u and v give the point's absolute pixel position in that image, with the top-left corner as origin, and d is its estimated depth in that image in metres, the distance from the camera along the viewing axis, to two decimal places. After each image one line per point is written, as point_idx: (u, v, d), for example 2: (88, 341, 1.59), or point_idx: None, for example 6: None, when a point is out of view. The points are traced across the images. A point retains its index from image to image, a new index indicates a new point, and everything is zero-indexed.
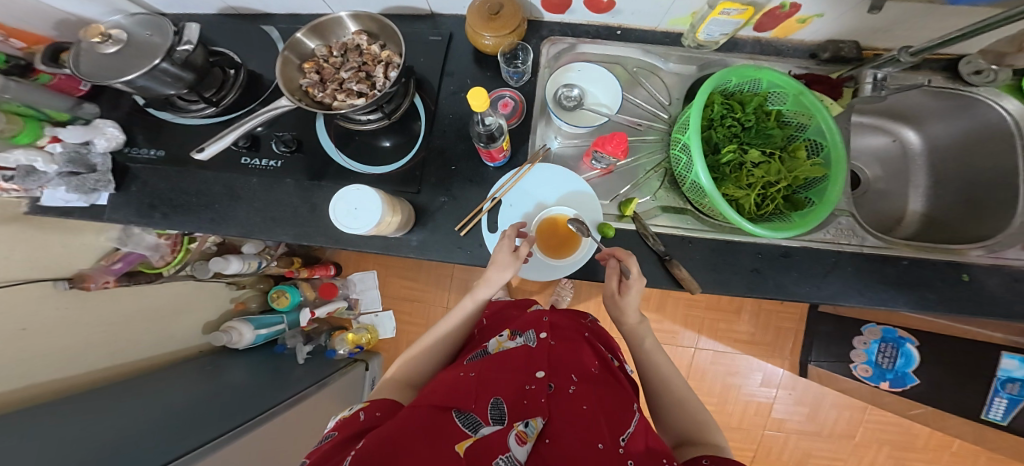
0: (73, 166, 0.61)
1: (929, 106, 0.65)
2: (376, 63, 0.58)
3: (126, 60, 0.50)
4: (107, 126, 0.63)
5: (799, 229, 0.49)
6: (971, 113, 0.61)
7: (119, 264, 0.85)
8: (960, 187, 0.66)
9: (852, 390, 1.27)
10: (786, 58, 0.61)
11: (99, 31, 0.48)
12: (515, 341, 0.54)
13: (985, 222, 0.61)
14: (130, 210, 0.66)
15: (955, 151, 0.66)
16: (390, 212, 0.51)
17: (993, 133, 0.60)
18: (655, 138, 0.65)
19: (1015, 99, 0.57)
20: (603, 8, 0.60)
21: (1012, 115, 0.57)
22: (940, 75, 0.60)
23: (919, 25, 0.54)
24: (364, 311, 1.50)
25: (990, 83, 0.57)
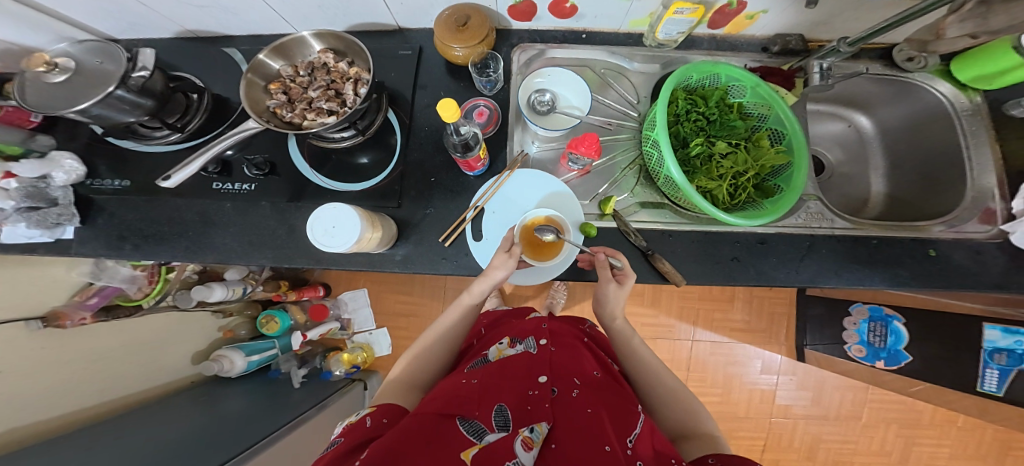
0: (33, 201, 0.60)
1: (874, 93, 0.67)
2: (345, 80, 0.59)
3: (75, 87, 0.51)
4: (65, 159, 0.63)
5: (769, 216, 0.51)
6: (912, 97, 0.64)
7: (95, 299, 0.82)
8: (914, 167, 0.68)
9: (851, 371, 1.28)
10: (742, 53, 0.63)
11: (44, 59, 0.49)
12: (515, 348, 0.52)
13: (941, 198, 0.63)
14: (99, 243, 0.65)
15: (903, 134, 0.69)
16: (371, 229, 0.51)
17: (936, 115, 0.63)
18: (628, 136, 0.66)
19: (947, 83, 0.60)
20: (567, 14, 0.62)
21: (946, 98, 0.61)
22: (878, 64, 0.61)
23: (853, 16, 0.57)
24: (359, 330, 1.47)
25: (923, 69, 0.59)
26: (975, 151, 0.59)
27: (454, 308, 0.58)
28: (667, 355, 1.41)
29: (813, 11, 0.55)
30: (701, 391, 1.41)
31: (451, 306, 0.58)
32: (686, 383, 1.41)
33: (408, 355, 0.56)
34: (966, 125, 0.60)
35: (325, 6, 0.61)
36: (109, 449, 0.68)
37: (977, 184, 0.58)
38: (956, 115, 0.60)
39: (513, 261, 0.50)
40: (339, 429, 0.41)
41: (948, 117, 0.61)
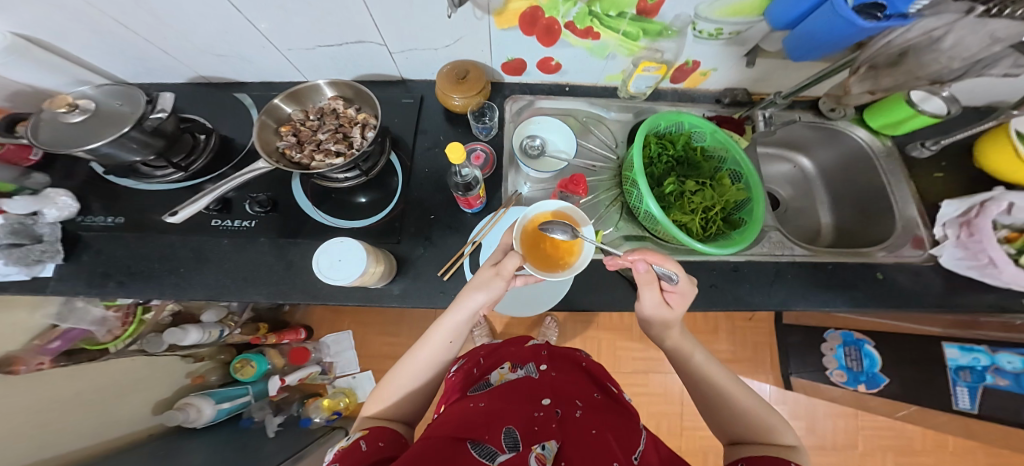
0: (16, 238, 0.59)
1: (808, 137, 0.78)
2: (352, 124, 0.64)
3: (90, 128, 0.52)
4: (60, 196, 0.63)
5: (737, 245, 0.58)
6: (840, 141, 0.75)
7: (57, 343, 0.78)
8: (852, 203, 0.77)
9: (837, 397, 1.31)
10: (699, 104, 0.73)
11: (67, 101, 0.51)
12: (516, 373, 0.55)
13: (876, 228, 0.71)
14: (79, 281, 0.64)
15: (838, 173, 0.79)
16: (375, 263, 0.54)
17: (861, 157, 0.74)
18: (609, 176, 0.73)
19: (863, 129, 0.72)
20: (552, 69, 0.72)
21: (864, 142, 0.72)
22: (809, 113, 0.72)
23: (785, 75, 0.67)
24: (341, 374, 1.40)
25: (844, 117, 0.71)
26: (896, 187, 0.69)
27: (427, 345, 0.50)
28: (660, 389, 1.40)
29: (752, 68, 0.66)
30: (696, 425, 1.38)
31: (425, 341, 0.51)
32: (681, 418, 1.38)
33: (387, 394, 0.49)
34: (884, 164, 0.71)
35: (337, 59, 0.68)
36: None
37: (903, 214, 0.67)
38: (875, 155, 0.71)
39: (499, 280, 0.47)
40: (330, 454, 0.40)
41: (870, 159, 0.72)
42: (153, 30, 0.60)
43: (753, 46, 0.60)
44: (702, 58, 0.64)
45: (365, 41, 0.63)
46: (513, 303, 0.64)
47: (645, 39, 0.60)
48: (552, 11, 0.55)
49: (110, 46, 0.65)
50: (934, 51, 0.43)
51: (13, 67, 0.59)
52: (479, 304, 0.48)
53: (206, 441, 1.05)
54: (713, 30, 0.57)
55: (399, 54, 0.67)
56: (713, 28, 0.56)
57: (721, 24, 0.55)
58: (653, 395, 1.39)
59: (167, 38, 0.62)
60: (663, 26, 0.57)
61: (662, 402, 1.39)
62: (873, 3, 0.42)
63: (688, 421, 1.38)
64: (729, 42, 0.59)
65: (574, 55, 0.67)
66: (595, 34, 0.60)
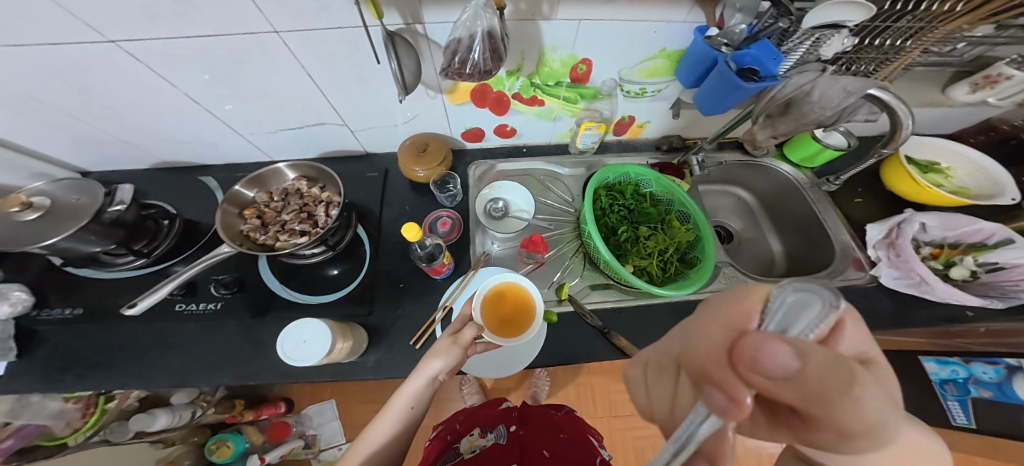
0: None
1: (741, 172, 0.83)
2: (317, 203, 0.67)
3: (46, 225, 0.53)
4: (15, 290, 0.62)
5: (695, 285, 0.63)
6: (768, 175, 0.81)
7: (8, 442, 0.72)
8: (795, 229, 0.80)
9: None
10: (641, 152, 0.79)
11: (21, 200, 0.51)
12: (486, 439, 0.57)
13: (822, 251, 0.74)
14: (34, 377, 0.60)
15: (775, 198, 0.83)
16: (342, 339, 0.55)
17: (791, 188, 0.79)
18: (569, 228, 0.77)
19: (787, 164, 0.78)
20: (508, 134, 0.78)
21: (790, 175, 0.78)
22: (737, 153, 0.79)
23: (706, 122, 0.73)
24: (325, 448, 1.30)
25: (767, 154, 0.78)
26: (825, 213, 0.74)
27: (389, 412, 0.50)
28: None
29: (679, 119, 0.73)
30: None
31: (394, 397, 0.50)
32: None
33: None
34: (811, 193, 0.76)
35: (299, 139, 0.73)
36: None
37: (839, 238, 0.72)
38: (802, 186, 0.77)
39: (457, 347, 0.51)
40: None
41: (797, 189, 0.78)
42: (113, 125, 0.65)
43: (676, 99, 0.68)
44: (636, 113, 0.71)
45: (325, 122, 0.68)
46: (482, 364, 0.63)
47: (583, 102, 0.67)
48: (498, 86, 0.63)
49: (71, 139, 0.68)
50: (808, 103, 0.50)
51: None
52: (438, 369, 0.49)
53: None
54: (638, 89, 0.64)
55: (361, 132, 0.72)
56: (638, 88, 0.64)
57: (643, 84, 0.63)
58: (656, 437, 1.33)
59: (131, 131, 0.67)
60: (594, 90, 0.65)
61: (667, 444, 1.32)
62: (751, 69, 0.51)
63: None
64: (654, 98, 0.67)
65: (525, 121, 0.73)
66: (539, 101, 0.67)
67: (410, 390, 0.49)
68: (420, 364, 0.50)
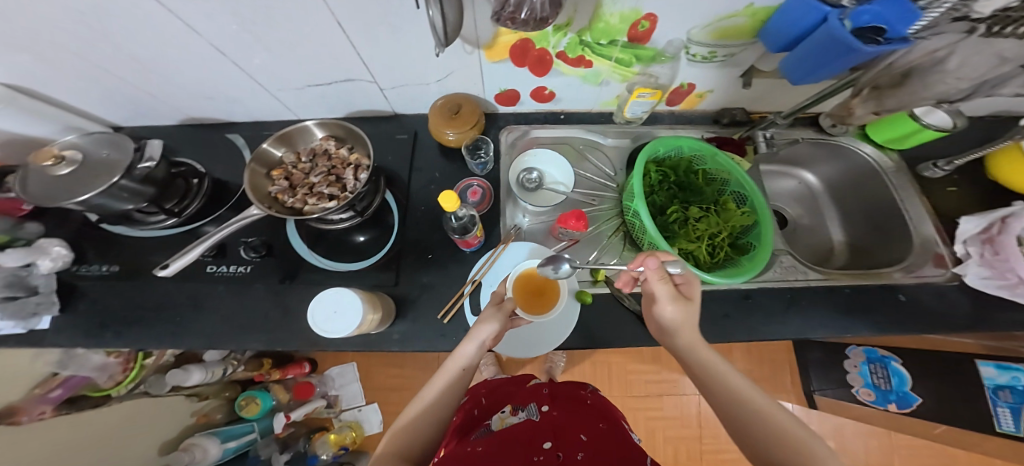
0: (10, 291, 0.57)
1: (810, 153, 0.76)
2: (346, 165, 0.62)
3: (78, 179, 0.49)
4: (54, 245, 0.61)
5: (746, 273, 0.55)
6: (844, 157, 0.73)
7: (58, 391, 0.75)
8: (863, 219, 0.74)
9: (866, 415, 1.24)
10: (697, 125, 0.71)
11: (54, 154, 0.49)
12: (517, 416, 0.58)
13: (892, 244, 0.68)
14: (77, 332, 0.61)
15: (845, 187, 0.76)
16: (372, 310, 0.52)
17: (868, 172, 0.71)
18: (610, 206, 0.71)
19: (869, 144, 0.69)
20: (546, 98, 0.71)
21: (871, 159, 0.70)
22: (809, 130, 0.70)
23: (785, 93, 0.64)
24: (346, 408, 1.36)
25: (846, 133, 0.69)
26: (908, 203, 0.66)
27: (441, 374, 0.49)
28: (677, 412, 1.33)
29: (750, 89, 0.64)
30: (717, 449, 1.30)
31: (440, 368, 0.50)
32: (701, 442, 1.31)
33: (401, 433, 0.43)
34: (893, 180, 0.68)
35: (327, 96, 0.68)
36: None
37: (919, 232, 0.64)
38: (883, 171, 0.69)
39: (503, 312, 0.52)
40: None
41: (877, 173, 0.70)
42: (143, 77, 0.60)
43: (749, 67, 0.58)
44: (698, 80, 0.62)
45: (355, 79, 0.63)
46: (513, 344, 0.59)
47: (638, 65, 0.58)
48: (542, 42, 0.54)
49: (99, 91, 0.64)
50: (939, 73, 0.42)
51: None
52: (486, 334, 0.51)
53: None
54: (707, 53, 0.55)
55: (390, 90, 0.67)
56: (706, 51, 0.54)
57: (714, 47, 0.53)
58: (668, 419, 1.32)
59: (160, 83, 0.62)
60: (655, 51, 0.55)
61: (681, 426, 1.32)
62: (872, 27, 0.39)
63: (707, 444, 1.30)
64: (723, 63, 0.57)
65: (567, 84, 0.66)
66: (587, 62, 0.58)
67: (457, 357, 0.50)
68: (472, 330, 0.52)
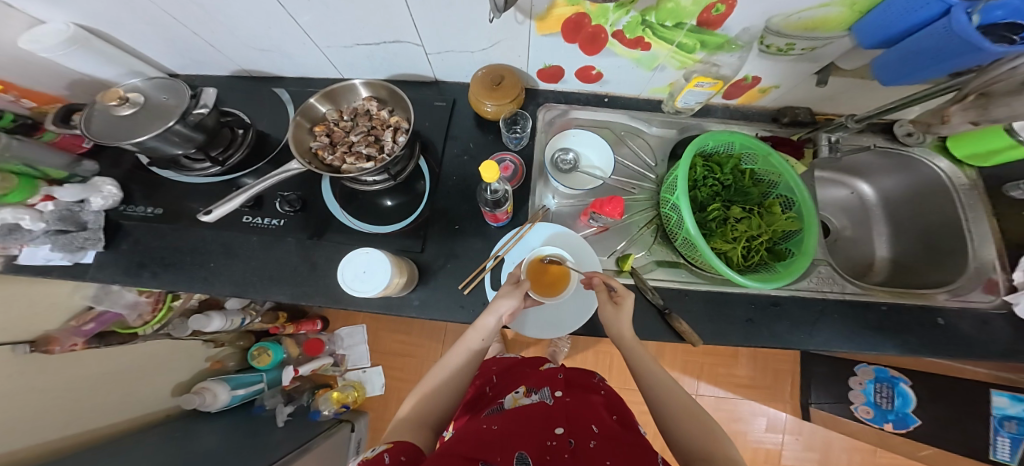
0: (62, 224, 0.57)
1: (874, 163, 0.73)
2: (385, 127, 0.60)
3: (139, 123, 0.50)
4: (106, 184, 0.61)
5: (780, 280, 0.53)
6: (913, 170, 0.69)
7: (90, 325, 0.79)
8: (917, 236, 0.72)
9: (860, 433, 1.25)
10: (753, 122, 0.67)
11: (117, 94, 0.48)
12: (530, 398, 0.52)
13: (944, 266, 0.65)
14: (117, 269, 0.61)
15: (905, 203, 0.74)
16: (399, 274, 0.51)
17: (936, 187, 0.67)
18: (645, 196, 0.68)
19: (945, 158, 0.65)
20: (591, 79, 0.65)
21: (944, 173, 0.66)
22: (881, 136, 0.67)
23: (864, 94, 0.60)
24: (352, 367, 1.40)
25: (920, 144, 0.65)
26: (975, 224, 0.62)
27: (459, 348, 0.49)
28: None
29: (824, 88, 0.59)
30: None
31: (457, 344, 0.50)
32: None
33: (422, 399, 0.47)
34: (964, 197, 0.64)
35: (373, 57, 0.64)
36: None
37: (978, 255, 0.61)
38: (954, 187, 0.65)
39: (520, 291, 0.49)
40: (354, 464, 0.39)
41: (945, 189, 0.66)
42: (206, 28, 0.56)
43: (827, 63, 0.53)
44: (765, 74, 0.57)
45: (402, 40, 0.58)
46: (537, 327, 0.57)
47: (702, 52, 0.53)
48: (600, 19, 0.47)
49: (162, 39, 0.60)
50: None
51: (73, 61, 0.54)
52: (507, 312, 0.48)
53: (225, 426, 1.07)
54: (784, 45, 0.49)
55: (435, 55, 0.63)
56: (783, 43, 0.49)
57: (793, 38, 0.48)
58: None
59: (217, 34, 0.58)
60: (725, 39, 0.50)
61: None
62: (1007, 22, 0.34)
63: None
64: (799, 57, 0.52)
65: (618, 65, 0.60)
66: (645, 45, 0.52)
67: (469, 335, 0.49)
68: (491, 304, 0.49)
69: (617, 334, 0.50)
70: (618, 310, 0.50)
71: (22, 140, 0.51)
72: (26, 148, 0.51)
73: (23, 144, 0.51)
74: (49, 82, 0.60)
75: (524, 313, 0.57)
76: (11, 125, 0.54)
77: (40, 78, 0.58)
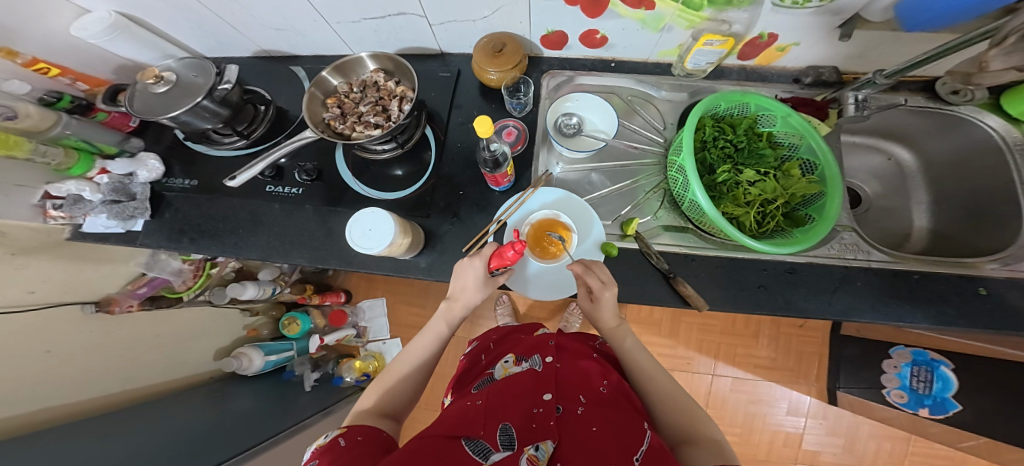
0: (115, 195, 0.63)
1: (916, 125, 0.66)
2: (392, 97, 0.61)
3: (173, 98, 0.53)
4: (150, 159, 0.66)
5: (800, 246, 0.51)
6: (960, 131, 0.63)
7: (143, 289, 0.87)
8: (960, 204, 0.66)
9: (893, 419, 1.19)
10: (771, 84, 0.63)
11: (153, 73, 0.52)
12: (520, 366, 0.50)
13: (993, 235, 0.60)
14: (161, 236, 0.66)
15: (949, 166, 0.67)
16: (402, 235, 0.53)
17: (985, 150, 0.61)
18: (653, 161, 0.66)
19: (998, 117, 0.58)
20: (597, 44, 0.64)
21: (995, 131, 0.59)
22: (920, 96, 0.62)
23: (894, 49, 0.55)
24: (373, 339, 1.48)
25: (968, 102, 0.59)
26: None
27: (426, 331, 0.55)
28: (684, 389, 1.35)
29: (847, 43, 0.54)
30: None
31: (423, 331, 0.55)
32: None
33: (381, 387, 0.50)
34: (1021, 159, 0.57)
35: (380, 31, 0.64)
36: (131, 439, 0.70)
37: None
38: (1008, 147, 0.58)
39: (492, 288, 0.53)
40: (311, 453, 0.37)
41: (999, 150, 0.59)
42: (223, 8, 0.58)
43: (851, 15, 0.49)
44: (783, 31, 0.53)
45: (406, 13, 0.58)
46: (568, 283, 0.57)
47: (709, 9, 0.49)
48: None
49: (191, 22, 0.62)
50: None
51: (114, 46, 0.58)
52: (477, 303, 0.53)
53: (257, 389, 1.16)
54: None
55: (439, 26, 0.62)
56: None
57: None
58: None
59: (233, 13, 0.59)
60: None
61: None
62: None
63: None
64: (819, 10, 0.47)
65: (623, 28, 0.58)
66: (649, 4, 0.50)
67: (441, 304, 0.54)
68: (455, 293, 0.53)
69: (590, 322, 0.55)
70: (593, 305, 0.52)
71: (79, 119, 0.59)
72: (84, 126, 0.59)
73: (79, 122, 0.58)
74: (99, 67, 0.64)
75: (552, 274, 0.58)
76: (69, 105, 0.59)
77: (93, 63, 0.63)
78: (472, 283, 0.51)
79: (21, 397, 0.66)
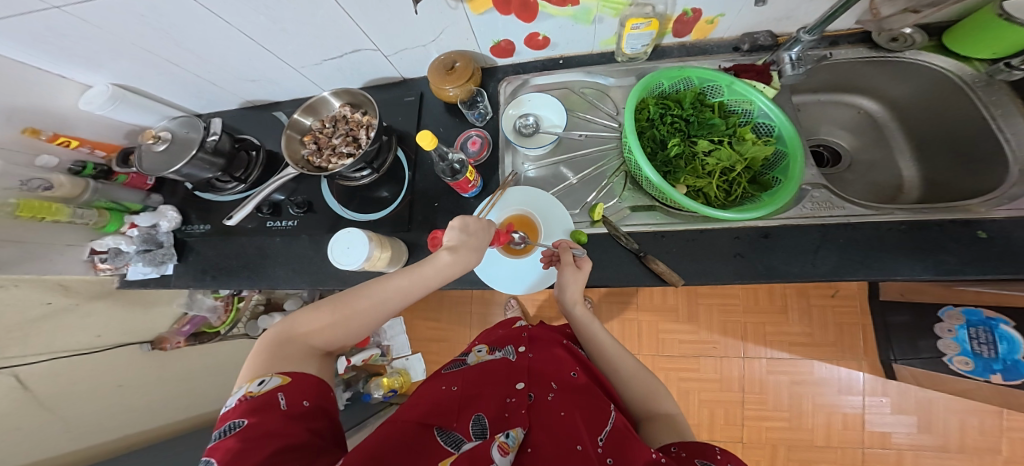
0: (145, 245, 0.74)
1: (872, 76, 0.64)
2: (360, 127, 0.68)
3: (170, 152, 0.64)
4: (168, 210, 0.76)
5: (764, 209, 0.50)
6: (916, 75, 0.60)
7: (187, 326, 0.97)
8: (944, 148, 0.63)
9: (975, 393, 0.97)
10: (713, 55, 0.62)
11: (152, 134, 0.63)
12: (493, 355, 0.54)
13: (982, 176, 0.57)
14: (189, 277, 0.76)
15: (917, 107, 0.64)
16: (379, 248, 0.58)
17: (946, 89, 0.58)
18: (612, 147, 0.68)
19: (948, 57, 0.56)
20: (541, 45, 0.66)
21: (948, 72, 0.57)
22: (862, 47, 0.60)
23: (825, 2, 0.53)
24: (397, 356, 1.54)
25: (910, 47, 0.57)
26: (1003, 123, 0.54)
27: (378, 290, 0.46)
28: (714, 375, 1.29)
29: (768, 7, 0.54)
30: (762, 415, 1.25)
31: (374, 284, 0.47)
32: (743, 405, 1.26)
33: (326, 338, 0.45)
34: (983, 97, 0.55)
35: (343, 68, 0.71)
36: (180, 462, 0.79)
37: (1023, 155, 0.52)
38: (966, 87, 0.56)
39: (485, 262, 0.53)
40: (233, 400, 0.33)
41: (959, 91, 0.57)
42: (207, 69, 0.68)
43: None
44: (704, 5, 0.54)
45: (360, 49, 0.65)
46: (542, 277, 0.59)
47: None
48: None
49: (179, 84, 0.73)
50: None
51: (121, 114, 0.70)
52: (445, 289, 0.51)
53: None
54: None
55: (393, 56, 0.68)
56: None
57: None
58: (705, 380, 1.29)
59: (211, 71, 0.69)
60: None
61: (717, 388, 1.28)
62: None
63: (751, 410, 1.26)
64: None
65: (559, 26, 0.60)
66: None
67: (442, 257, 0.46)
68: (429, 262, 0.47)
69: (562, 299, 0.55)
70: (578, 273, 0.53)
71: (105, 182, 0.73)
72: (109, 188, 0.74)
73: (105, 185, 0.73)
74: (111, 134, 0.75)
75: (526, 268, 0.60)
76: (93, 172, 0.71)
77: (103, 131, 0.74)
78: (484, 244, 0.49)
79: (90, 429, 0.77)
